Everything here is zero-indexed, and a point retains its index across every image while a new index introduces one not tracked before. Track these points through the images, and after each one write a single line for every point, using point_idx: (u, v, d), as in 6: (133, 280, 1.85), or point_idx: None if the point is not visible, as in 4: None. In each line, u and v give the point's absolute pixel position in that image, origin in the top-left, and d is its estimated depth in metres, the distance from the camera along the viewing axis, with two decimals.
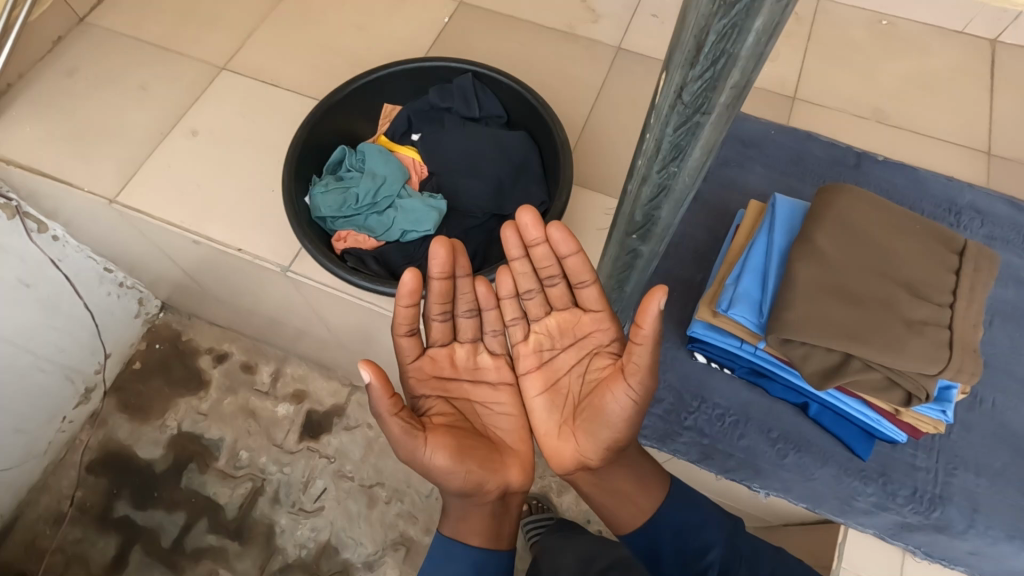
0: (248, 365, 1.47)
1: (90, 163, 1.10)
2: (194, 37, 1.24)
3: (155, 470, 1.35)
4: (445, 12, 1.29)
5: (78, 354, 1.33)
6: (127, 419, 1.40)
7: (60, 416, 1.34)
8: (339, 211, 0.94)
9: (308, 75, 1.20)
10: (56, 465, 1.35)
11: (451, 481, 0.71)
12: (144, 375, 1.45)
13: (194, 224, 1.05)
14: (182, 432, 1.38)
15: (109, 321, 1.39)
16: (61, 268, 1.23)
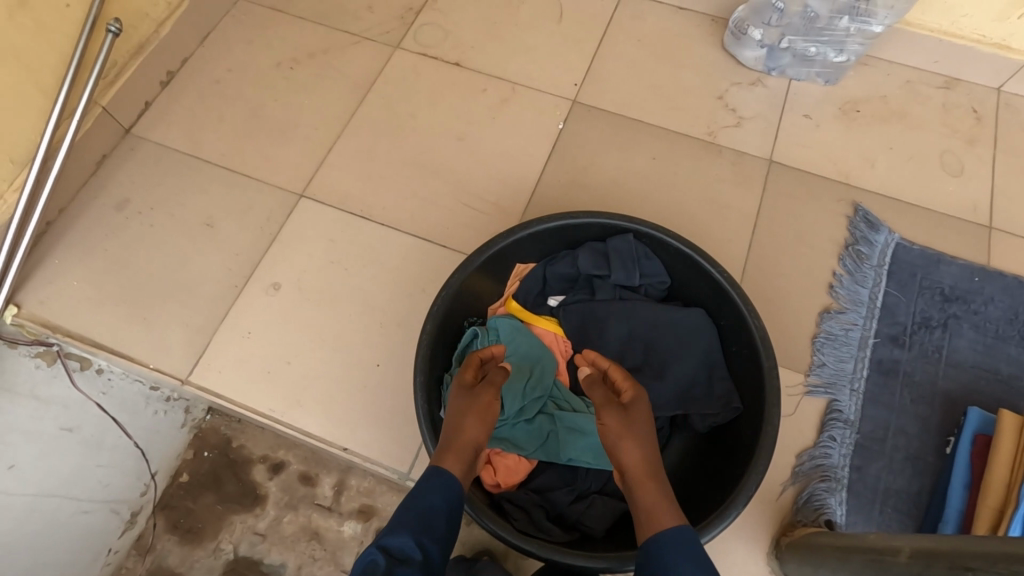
0: (309, 477, 0.95)
1: (153, 332, 0.92)
2: (265, 155, 1.05)
3: None
4: (558, 115, 1.08)
5: (121, 480, 0.92)
6: (177, 542, 0.92)
7: (101, 550, 0.89)
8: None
9: (405, 204, 1.00)
10: None
11: (472, 421, 0.62)
12: (199, 486, 0.95)
13: (289, 414, 0.87)
14: (239, 560, 0.91)
15: (154, 442, 0.95)
16: (103, 405, 0.94)
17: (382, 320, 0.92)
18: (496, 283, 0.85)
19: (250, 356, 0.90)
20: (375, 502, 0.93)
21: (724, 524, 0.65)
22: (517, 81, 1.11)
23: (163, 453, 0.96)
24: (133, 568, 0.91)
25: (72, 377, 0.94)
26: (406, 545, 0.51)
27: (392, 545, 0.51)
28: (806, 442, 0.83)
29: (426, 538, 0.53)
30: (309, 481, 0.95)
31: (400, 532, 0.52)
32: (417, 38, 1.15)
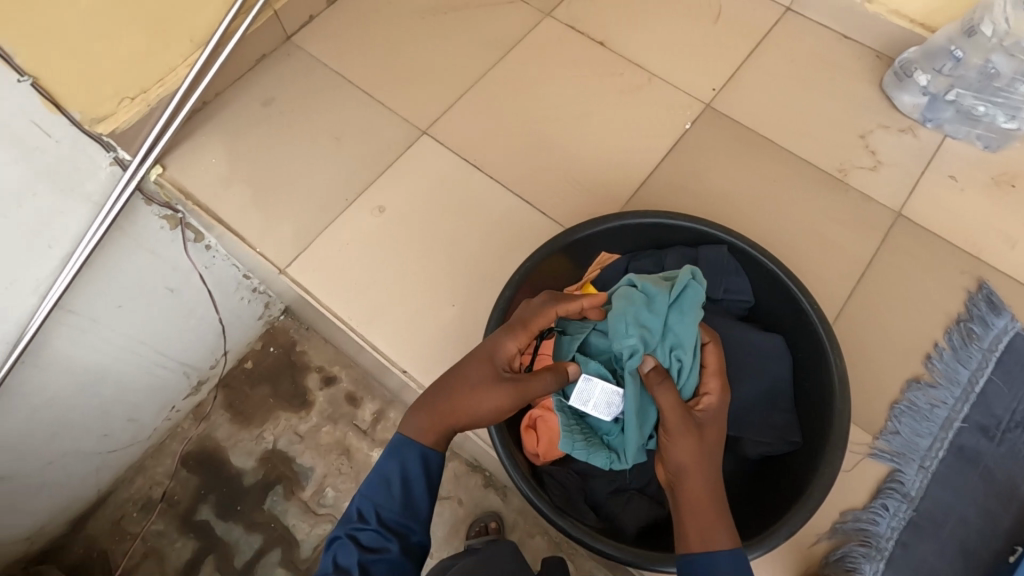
0: (354, 397, 1.23)
1: (266, 218, 1.00)
2: (402, 87, 1.11)
3: (244, 483, 1.19)
4: (688, 115, 1.07)
5: (196, 351, 1.22)
6: (228, 420, 1.24)
7: (167, 404, 1.22)
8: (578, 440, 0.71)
9: (516, 163, 1.03)
10: (155, 451, 1.24)
11: (474, 401, 0.64)
12: (258, 375, 1.27)
13: (362, 326, 0.93)
14: (275, 451, 1.20)
15: (236, 323, 1.25)
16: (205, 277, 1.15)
17: (468, 266, 0.96)
18: (574, 264, 0.86)
19: (341, 264, 0.97)
20: None
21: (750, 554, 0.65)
22: (655, 72, 1.11)
23: (236, 336, 1.27)
24: (186, 429, 1.25)
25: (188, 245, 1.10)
26: (349, 539, 0.59)
27: (364, 536, 0.60)
28: (856, 502, 0.80)
29: (375, 519, 0.61)
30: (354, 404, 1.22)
31: (353, 521, 0.61)
32: (569, 11, 1.17)
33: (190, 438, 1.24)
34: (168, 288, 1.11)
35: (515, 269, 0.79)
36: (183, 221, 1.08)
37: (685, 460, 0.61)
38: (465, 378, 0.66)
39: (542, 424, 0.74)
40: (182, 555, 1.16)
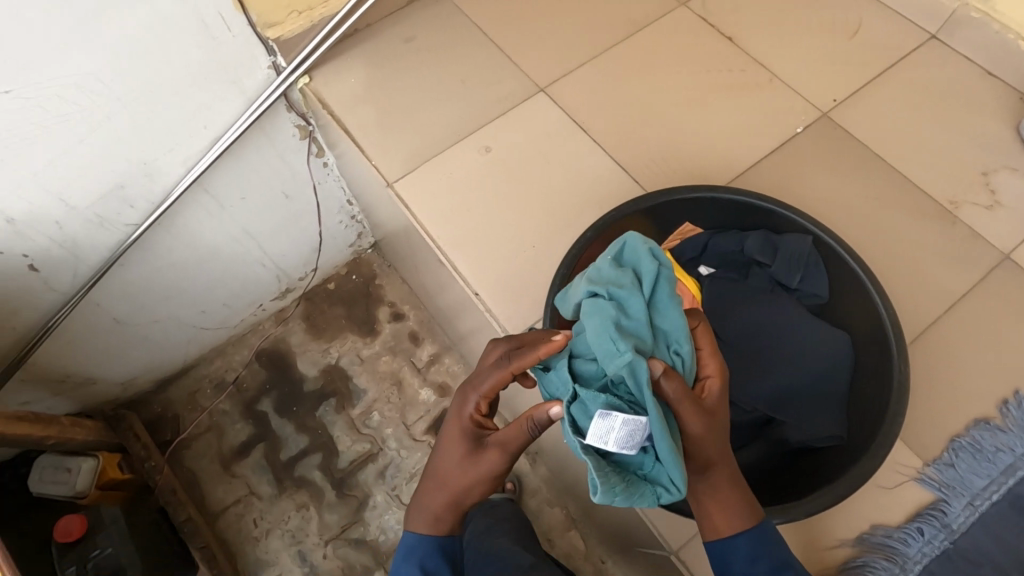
0: (415, 337, 1.80)
1: (386, 137, 1.11)
2: (531, 46, 1.18)
3: (305, 386, 1.74)
4: (802, 119, 1.07)
5: (293, 255, 1.65)
6: (303, 330, 1.81)
7: (259, 296, 1.69)
8: (620, 492, 0.62)
9: (621, 133, 1.08)
10: (237, 341, 1.78)
11: (465, 485, 0.72)
12: (338, 297, 1.85)
13: (447, 246, 1.01)
14: (337, 367, 1.76)
15: (331, 241, 1.73)
16: (317, 191, 1.53)
17: (554, 216, 1.02)
18: (656, 230, 0.90)
19: (441, 189, 1.05)
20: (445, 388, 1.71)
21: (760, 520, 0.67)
22: (778, 74, 1.12)
23: (334, 250, 1.77)
24: (267, 327, 1.80)
25: (311, 157, 1.43)
26: None
27: None
28: (889, 520, 0.78)
29: None
30: (416, 340, 1.78)
31: None
32: (705, 3, 1.20)
33: (268, 336, 1.80)
34: (285, 196, 1.46)
35: (601, 218, 0.85)
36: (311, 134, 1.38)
37: (705, 455, 0.65)
38: (448, 468, 0.73)
39: None
40: (240, 435, 1.70)
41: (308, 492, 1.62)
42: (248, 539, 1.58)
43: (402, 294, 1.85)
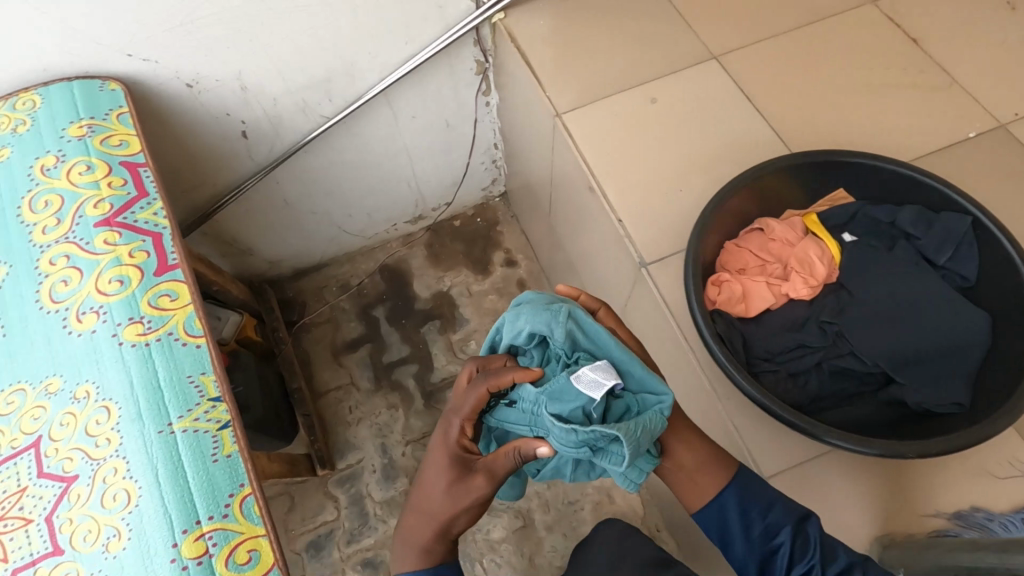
0: (523, 285, 1.92)
1: (563, 74, 1.21)
2: (712, 17, 1.25)
3: (417, 303, 1.92)
4: (975, 127, 1.07)
5: (436, 183, 1.82)
6: (424, 256, 1.99)
7: (397, 215, 1.89)
8: (637, 427, 0.73)
9: (784, 109, 1.13)
10: (368, 251, 2.00)
11: (459, 510, 0.78)
12: (461, 233, 2.02)
13: (600, 175, 1.09)
14: (448, 294, 1.93)
15: (471, 179, 1.89)
16: (474, 127, 1.68)
17: (705, 169, 1.08)
18: (807, 193, 0.98)
19: (604, 126, 1.14)
20: None
21: (860, 447, 0.72)
22: (958, 81, 1.12)
23: (469, 189, 1.93)
24: (395, 246, 2.01)
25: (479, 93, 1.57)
26: None
27: None
28: (992, 506, 0.78)
29: None
30: (524, 288, 1.91)
31: None
32: (894, 4, 1.22)
33: (395, 253, 2.00)
34: (445, 124, 1.63)
35: (761, 166, 0.94)
36: (486, 70, 1.52)
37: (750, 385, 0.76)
38: (436, 499, 0.78)
39: (728, 283, 0.88)
40: (353, 331, 1.90)
41: (401, 394, 1.79)
42: (341, 421, 1.77)
43: (518, 243, 1.99)
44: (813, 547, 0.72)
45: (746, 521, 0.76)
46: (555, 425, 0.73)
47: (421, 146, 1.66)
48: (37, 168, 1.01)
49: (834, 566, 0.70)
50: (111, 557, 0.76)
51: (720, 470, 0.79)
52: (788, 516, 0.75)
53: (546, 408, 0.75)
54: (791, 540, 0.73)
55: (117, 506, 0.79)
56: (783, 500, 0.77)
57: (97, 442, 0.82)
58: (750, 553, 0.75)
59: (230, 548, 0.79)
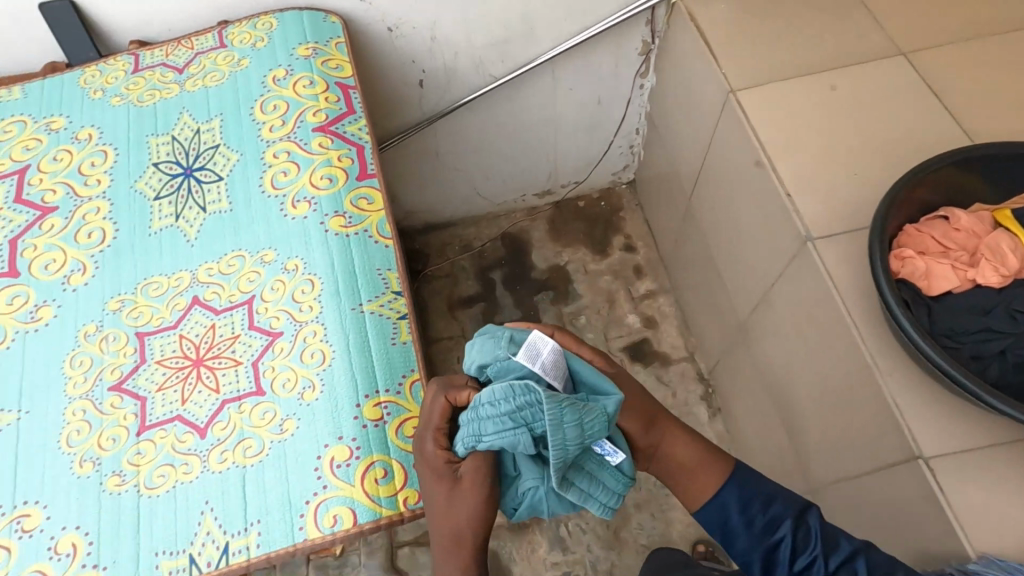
0: (639, 271, 1.94)
1: (740, 55, 1.24)
2: (902, 17, 1.24)
3: (533, 272, 1.99)
4: None
5: (572, 159, 1.90)
6: (545, 230, 2.06)
7: (528, 185, 1.99)
8: (578, 403, 0.70)
9: (975, 111, 1.11)
10: (492, 217, 2.09)
11: (470, 519, 0.72)
12: (584, 214, 2.07)
13: (771, 152, 1.11)
14: (564, 268, 1.98)
15: (606, 161, 1.94)
16: (623, 108, 1.74)
17: (886, 160, 1.07)
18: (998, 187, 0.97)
19: (779, 107, 1.16)
20: (657, 323, 1.85)
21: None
22: None
23: (601, 170, 1.99)
24: (518, 217, 2.09)
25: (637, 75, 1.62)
26: None
27: None
28: None
29: None
30: (640, 274, 1.94)
31: None
32: None
33: (517, 223, 2.09)
34: (597, 101, 1.70)
35: (955, 153, 0.94)
36: (650, 52, 1.57)
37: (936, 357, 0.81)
38: (444, 511, 0.73)
39: (916, 258, 0.88)
40: (469, 289, 1.99)
41: None
42: (449, 368, 1.86)
43: (639, 231, 2.02)
44: (815, 538, 0.76)
45: (747, 512, 0.79)
46: (495, 389, 0.70)
47: (570, 120, 1.75)
48: (270, 78, 1.15)
49: (836, 556, 0.74)
50: (305, 404, 0.86)
51: (714, 467, 0.83)
52: (789, 509, 0.78)
53: (481, 397, 0.71)
54: (793, 531, 0.77)
55: (313, 363, 0.89)
56: (785, 494, 0.80)
57: (301, 308, 0.93)
58: (754, 548, 0.78)
59: (401, 420, 0.87)
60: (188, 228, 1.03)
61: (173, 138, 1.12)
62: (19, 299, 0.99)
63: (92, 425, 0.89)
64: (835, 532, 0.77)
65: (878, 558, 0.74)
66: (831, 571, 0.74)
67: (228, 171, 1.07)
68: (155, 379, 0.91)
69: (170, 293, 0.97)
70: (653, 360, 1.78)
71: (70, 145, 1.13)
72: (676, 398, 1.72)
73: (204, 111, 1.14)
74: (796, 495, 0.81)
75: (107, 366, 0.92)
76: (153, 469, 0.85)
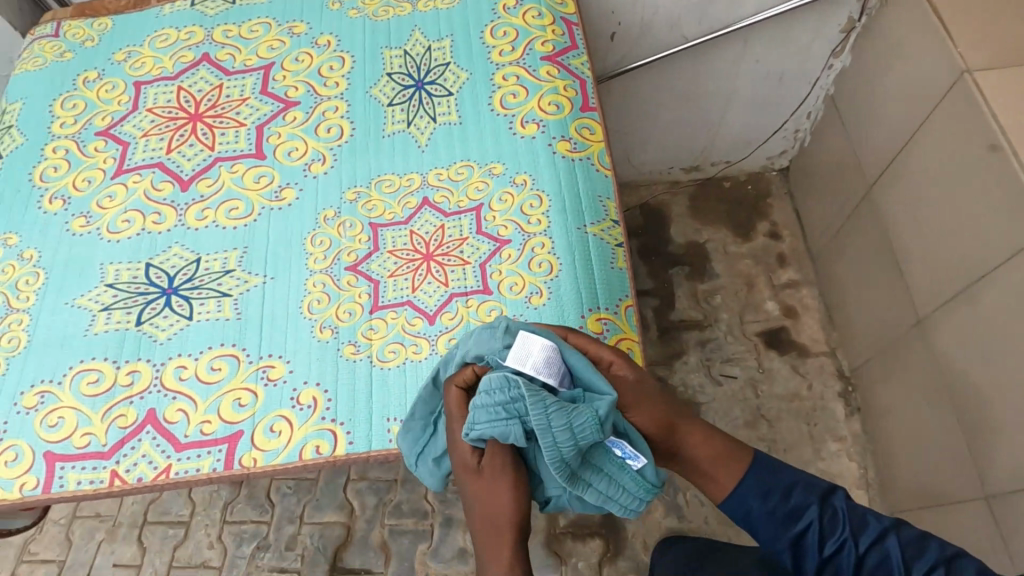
0: (783, 259, 1.89)
1: (980, 34, 1.18)
2: None
3: (669, 246, 1.95)
4: None
5: (732, 136, 1.87)
6: (686, 205, 2.01)
7: (680, 157, 1.96)
8: (557, 408, 0.69)
9: None
10: (632, 186, 2.06)
11: (501, 498, 0.72)
12: (729, 195, 2.02)
13: (1010, 136, 1.07)
14: (702, 247, 1.94)
15: (766, 142, 1.90)
16: (803, 89, 1.70)
17: None
18: None
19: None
20: (798, 313, 1.80)
21: None
22: None
23: (757, 152, 1.95)
24: (659, 188, 2.05)
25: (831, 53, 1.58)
26: None
27: None
28: None
29: None
30: (784, 263, 1.89)
31: None
32: None
33: (657, 194, 2.05)
34: (777, 78, 1.67)
35: None
36: (853, 30, 1.52)
37: None
38: (472, 493, 0.74)
39: None
40: None
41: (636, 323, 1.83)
42: None
43: (786, 219, 1.96)
44: (840, 521, 0.83)
45: (768, 502, 0.85)
46: (491, 377, 0.71)
47: (744, 94, 1.72)
48: (500, 6, 1.19)
49: (865, 535, 0.81)
50: (532, 307, 0.90)
51: (736, 464, 0.87)
52: (811, 497, 0.85)
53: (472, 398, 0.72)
54: (818, 516, 0.84)
55: (541, 272, 0.92)
56: (804, 482, 0.87)
57: (530, 220, 0.97)
58: (781, 539, 0.84)
59: (618, 338, 0.91)
60: (420, 135, 1.09)
61: (406, 52, 1.18)
62: (265, 179, 1.08)
63: (332, 298, 0.96)
64: (861, 513, 0.84)
65: (908, 533, 0.81)
66: (861, 551, 0.81)
67: (458, 87, 1.12)
68: (388, 266, 0.97)
69: (402, 191, 1.04)
70: (790, 349, 1.75)
71: (311, 49, 1.21)
72: (811, 390, 1.68)
73: (436, 30, 1.20)
74: (816, 482, 0.87)
75: (344, 248, 1.00)
76: (385, 345, 0.92)
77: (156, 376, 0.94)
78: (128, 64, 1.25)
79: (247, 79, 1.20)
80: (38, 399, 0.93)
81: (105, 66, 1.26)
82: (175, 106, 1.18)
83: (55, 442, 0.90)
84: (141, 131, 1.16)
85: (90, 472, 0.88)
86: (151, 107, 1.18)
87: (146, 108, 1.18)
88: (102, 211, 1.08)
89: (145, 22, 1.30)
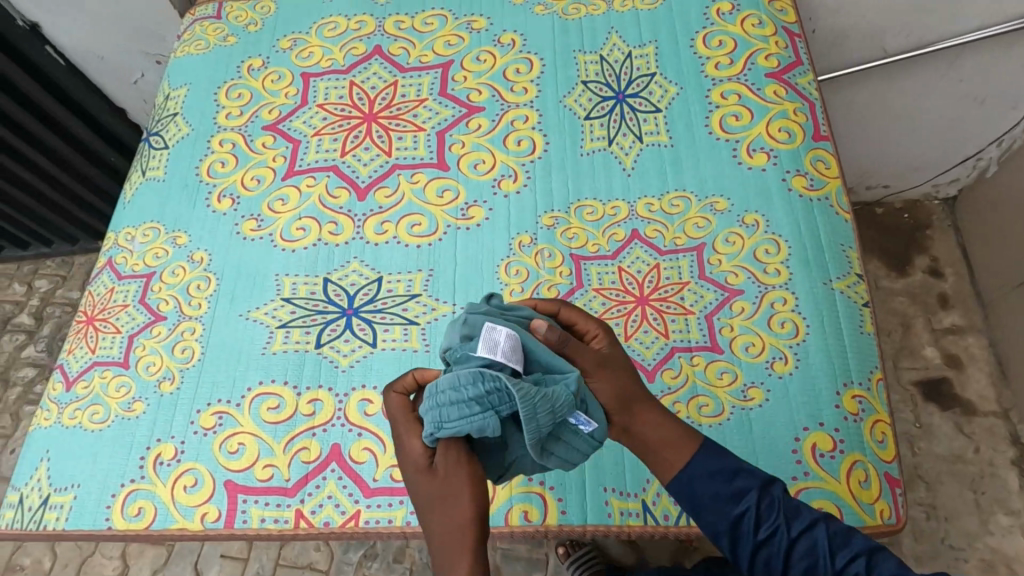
0: (945, 301, 1.70)
1: None
2: None
3: None
4: None
5: (901, 160, 1.67)
6: None
7: None
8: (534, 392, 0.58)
9: None
10: None
11: (456, 491, 0.58)
12: (882, 223, 1.82)
13: None
14: None
15: (937, 168, 1.69)
16: (1005, 114, 1.49)
17: None
18: None
19: None
20: (963, 365, 1.62)
21: None
22: None
23: (922, 177, 1.74)
24: None
25: None
26: None
27: None
28: None
29: None
30: (946, 305, 1.70)
31: None
32: None
33: None
34: (977, 101, 1.47)
35: None
36: None
37: None
38: (423, 498, 0.59)
39: None
40: None
41: None
42: None
43: (949, 255, 1.76)
44: (779, 509, 0.65)
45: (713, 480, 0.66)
46: (458, 373, 0.59)
47: (931, 116, 1.53)
48: (713, 11, 1.05)
49: (799, 521, 0.64)
50: (776, 376, 0.78)
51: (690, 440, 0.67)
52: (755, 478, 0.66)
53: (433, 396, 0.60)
54: (758, 501, 0.65)
55: (784, 333, 0.80)
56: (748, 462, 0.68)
57: (766, 269, 0.84)
58: (720, 520, 0.66)
59: (872, 420, 0.76)
60: (624, 157, 0.97)
61: (603, 58, 1.06)
62: (449, 193, 0.99)
63: None
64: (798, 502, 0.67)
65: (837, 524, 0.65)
66: (794, 538, 0.63)
67: (666, 103, 0.99)
68: (594, 308, 0.86)
69: (606, 220, 0.92)
70: (953, 404, 1.57)
71: (493, 48, 1.10)
72: (978, 453, 1.51)
73: (637, 35, 1.06)
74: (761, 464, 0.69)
75: (543, 282, 0.89)
76: None
77: (340, 408, 0.86)
78: (294, 53, 1.17)
79: (424, 77, 1.10)
80: (215, 421, 0.87)
81: (270, 54, 1.18)
82: (348, 104, 1.09)
83: (237, 471, 0.84)
84: (313, 129, 1.07)
85: (274, 509, 0.81)
86: (322, 103, 1.10)
87: (316, 103, 1.10)
88: (274, 215, 1.01)
89: (311, 8, 1.22)
